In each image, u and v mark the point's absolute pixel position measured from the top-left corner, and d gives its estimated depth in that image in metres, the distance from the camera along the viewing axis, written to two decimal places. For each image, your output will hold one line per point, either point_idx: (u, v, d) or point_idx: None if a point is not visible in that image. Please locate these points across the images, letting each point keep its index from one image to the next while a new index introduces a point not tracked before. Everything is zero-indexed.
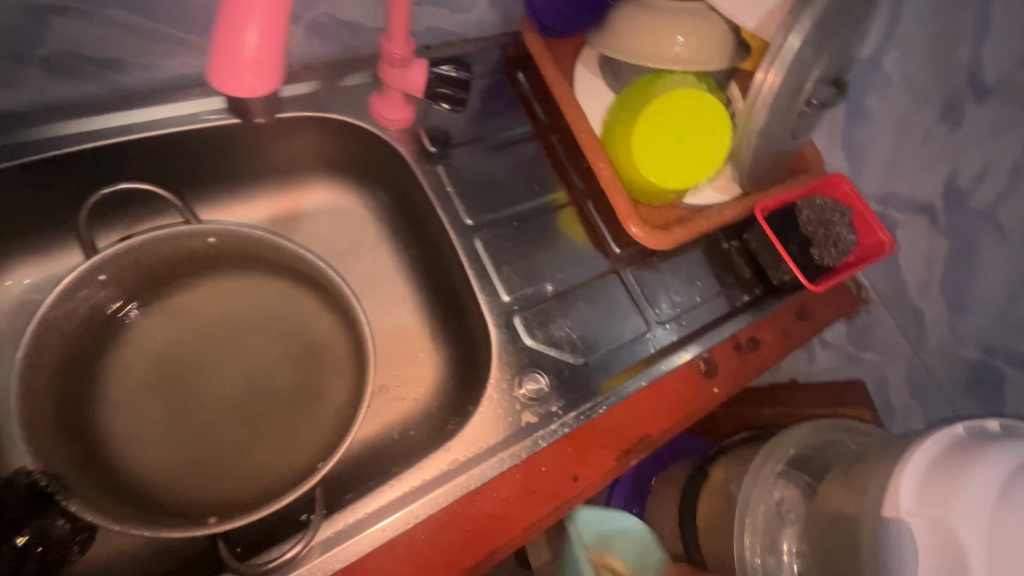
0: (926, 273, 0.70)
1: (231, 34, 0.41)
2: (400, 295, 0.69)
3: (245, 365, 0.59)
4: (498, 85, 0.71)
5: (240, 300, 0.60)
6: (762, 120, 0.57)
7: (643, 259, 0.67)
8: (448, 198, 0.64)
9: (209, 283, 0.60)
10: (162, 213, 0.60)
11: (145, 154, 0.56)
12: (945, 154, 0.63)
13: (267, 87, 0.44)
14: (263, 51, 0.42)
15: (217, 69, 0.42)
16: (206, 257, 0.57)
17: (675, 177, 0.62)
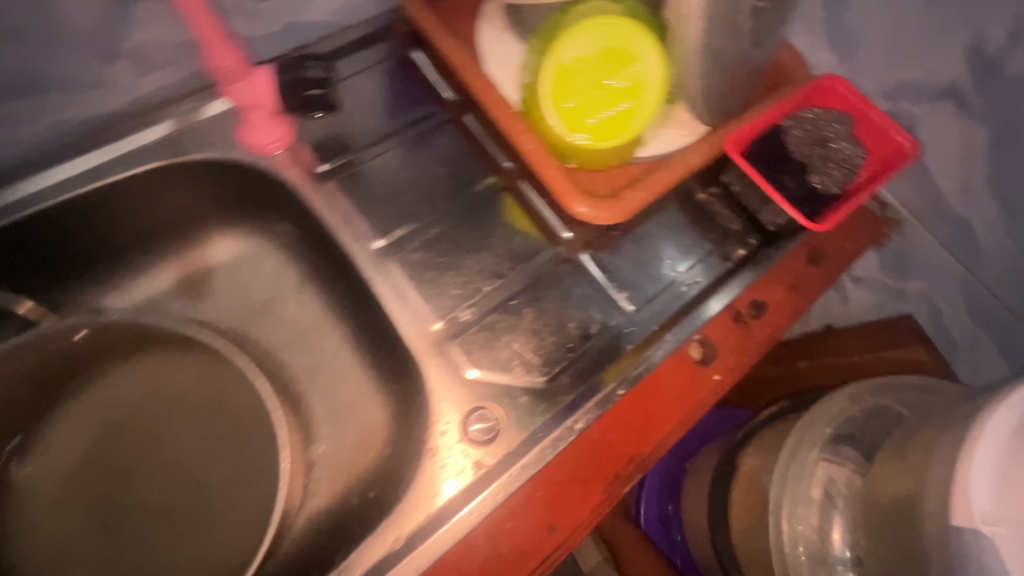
0: (966, 174, 0.55)
1: None
2: (336, 340, 0.60)
3: (169, 455, 0.51)
4: (393, 71, 0.60)
5: (154, 387, 0.52)
6: (699, 34, 0.44)
7: (600, 238, 0.56)
8: (351, 221, 0.54)
9: (116, 375, 0.52)
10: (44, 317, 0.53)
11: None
12: (962, 16, 0.48)
13: None
14: None
15: None
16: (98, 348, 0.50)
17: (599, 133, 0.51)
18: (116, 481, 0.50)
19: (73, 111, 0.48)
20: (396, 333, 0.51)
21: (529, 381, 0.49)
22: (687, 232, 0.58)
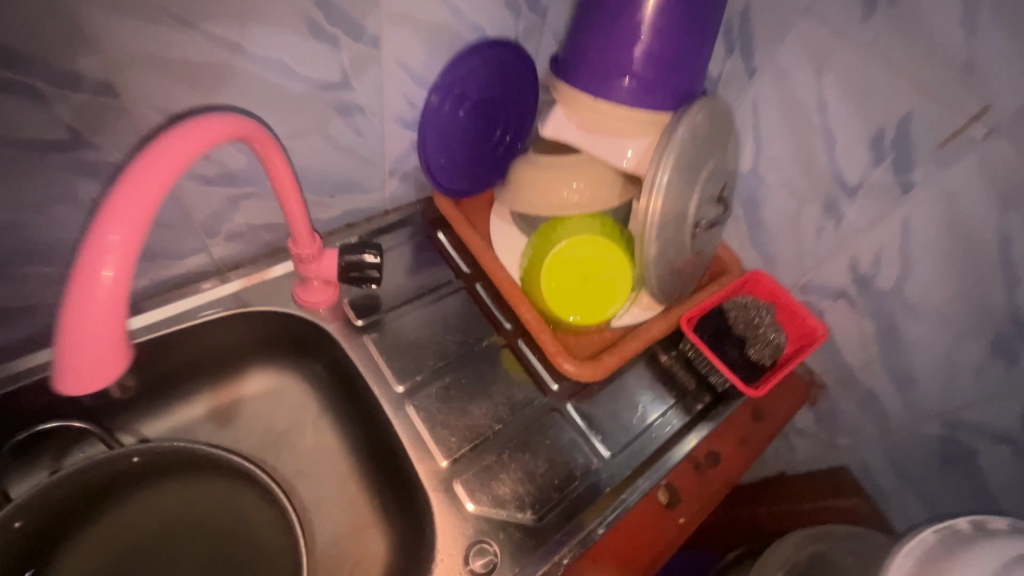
0: (864, 353, 0.71)
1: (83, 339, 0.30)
2: (344, 471, 0.67)
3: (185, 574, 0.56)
4: (420, 246, 0.76)
5: (164, 521, 0.58)
6: (655, 251, 0.61)
7: (582, 391, 0.67)
8: (379, 368, 0.64)
9: (125, 513, 0.57)
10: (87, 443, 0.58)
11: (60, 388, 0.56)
12: (841, 245, 0.68)
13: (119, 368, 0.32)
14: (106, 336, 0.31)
15: (68, 373, 0.31)
16: (119, 485, 0.56)
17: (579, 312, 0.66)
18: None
19: (170, 270, 0.60)
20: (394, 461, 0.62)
21: (521, 519, 0.56)
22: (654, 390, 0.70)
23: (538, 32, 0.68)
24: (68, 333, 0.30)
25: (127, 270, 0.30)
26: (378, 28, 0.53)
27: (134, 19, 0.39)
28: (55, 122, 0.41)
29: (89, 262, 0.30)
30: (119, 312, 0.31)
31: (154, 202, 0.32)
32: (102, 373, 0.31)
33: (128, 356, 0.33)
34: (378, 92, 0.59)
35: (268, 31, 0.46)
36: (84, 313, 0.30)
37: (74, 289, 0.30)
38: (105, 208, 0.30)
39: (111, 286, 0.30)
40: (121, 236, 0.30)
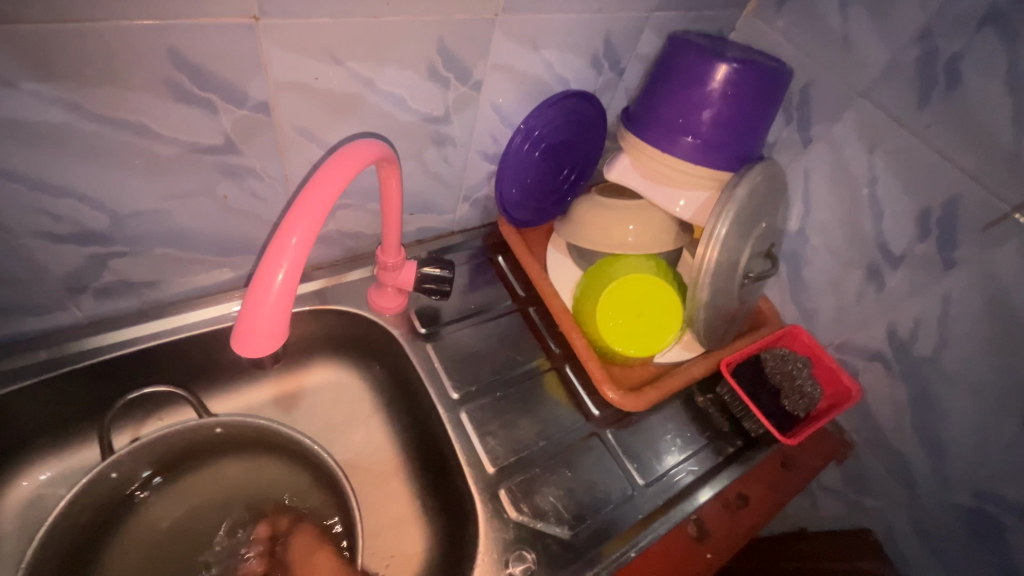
0: (897, 417, 0.73)
1: (251, 309, 0.34)
2: (391, 466, 0.71)
3: (241, 541, 0.61)
4: (481, 267, 0.82)
5: (225, 493, 0.63)
6: (706, 296, 0.66)
7: (622, 419, 0.71)
8: (437, 374, 0.70)
9: (194, 480, 0.63)
10: (178, 408, 0.66)
11: (156, 360, 0.62)
12: (881, 310, 0.71)
13: (274, 346, 0.35)
14: (275, 312, 0.34)
15: (239, 338, 0.35)
16: (200, 450, 0.63)
17: (635, 346, 0.69)
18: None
19: None
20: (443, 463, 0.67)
21: (559, 531, 0.60)
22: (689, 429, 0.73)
23: (613, 87, 0.75)
24: (242, 315, 0.34)
25: (298, 268, 0.34)
26: (483, 75, 0.60)
27: (299, 54, 0.47)
28: (217, 130, 0.49)
29: (270, 258, 0.34)
30: (285, 305, 0.34)
31: (324, 212, 0.36)
32: (261, 346, 0.34)
33: (282, 342, 0.35)
34: (470, 128, 0.66)
35: (396, 71, 0.53)
36: (259, 302, 0.34)
37: (254, 281, 0.34)
38: (288, 214, 0.35)
39: (282, 281, 0.34)
40: (299, 239, 0.35)
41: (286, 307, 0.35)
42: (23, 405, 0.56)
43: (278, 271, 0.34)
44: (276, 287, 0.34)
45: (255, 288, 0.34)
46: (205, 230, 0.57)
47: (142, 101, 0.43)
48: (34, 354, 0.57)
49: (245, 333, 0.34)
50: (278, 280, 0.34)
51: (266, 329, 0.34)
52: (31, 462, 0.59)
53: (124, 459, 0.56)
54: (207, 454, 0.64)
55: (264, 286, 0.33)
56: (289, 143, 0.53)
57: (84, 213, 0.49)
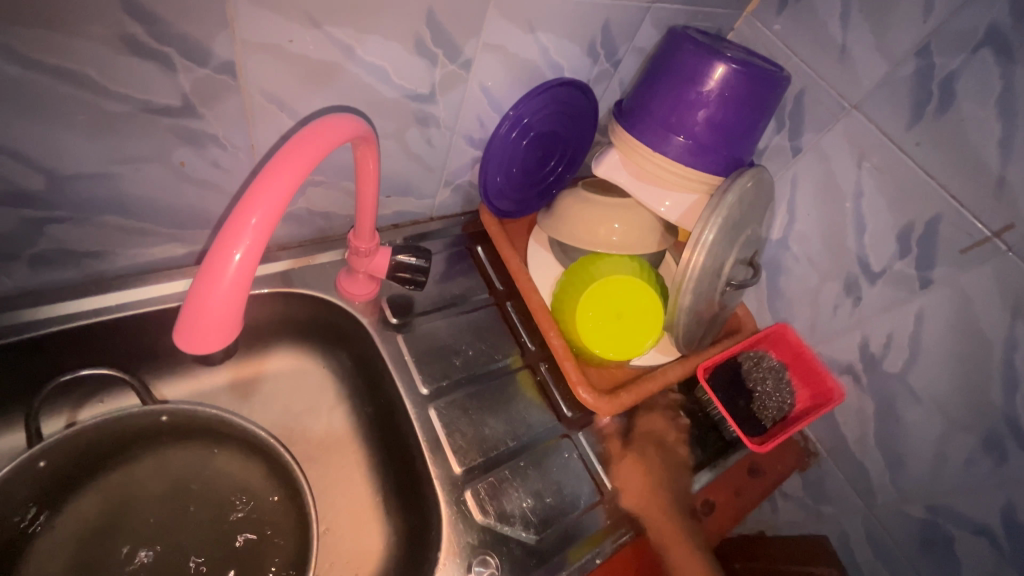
0: (861, 429, 0.74)
1: (201, 294, 0.30)
2: (356, 460, 0.68)
3: (185, 535, 0.57)
4: (458, 256, 0.78)
5: (171, 488, 0.59)
6: (689, 302, 0.64)
7: (595, 421, 0.70)
8: (407, 367, 0.66)
9: (136, 473, 0.59)
10: (122, 392, 0.61)
11: (98, 338, 0.57)
12: (855, 324, 0.72)
13: (227, 337, 0.31)
14: (230, 298, 0.30)
15: (185, 327, 0.31)
16: (142, 439, 0.58)
17: (615, 349, 0.68)
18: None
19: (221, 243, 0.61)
20: (409, 463, 0.64)
21: (524, 535, 0.59)
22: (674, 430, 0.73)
23: (607, 78, 0.72)
24: (191, 301, 0.30)
25: (258, 252, 0.30)
26: (473, 53, 0.56)
27: (273, 12, 0.42)
28: (176, 90, 0.44)
29: (227, 239, 0.31)
30: (241, 292, 0.31)
31: (291, 190, 0.32)
32: (211, 336, 0.31)
33: (236, 334, 0.32)
34: (457, 109, 0.62)
35: (380, 40, 0.49)
36: (211, 287, 0.30)
37: (207, 263, 0.30)
38: (249, 189, 0.31)
39: (239, 264, 0.30)
40: (261, 218, 0.31)
41: (242, 293, 0.31)
42: None
43: (234, 253, 0.30)
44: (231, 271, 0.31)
45: (207, 271, 0.30)
46: (157, 199, 0.51)
47: (84, 48, 0.38)
48: None
49: (192, 321, 0.30)
50: (234, 262, 0.30)
51: (219, 317, 0.30)
52: None
53: (53, 449, 0.51)
54: (153, 444, 0.59)
55: (217, 269, 0.29)
56: (257, 110, 0.48)
57: (13, 172, 0.43)
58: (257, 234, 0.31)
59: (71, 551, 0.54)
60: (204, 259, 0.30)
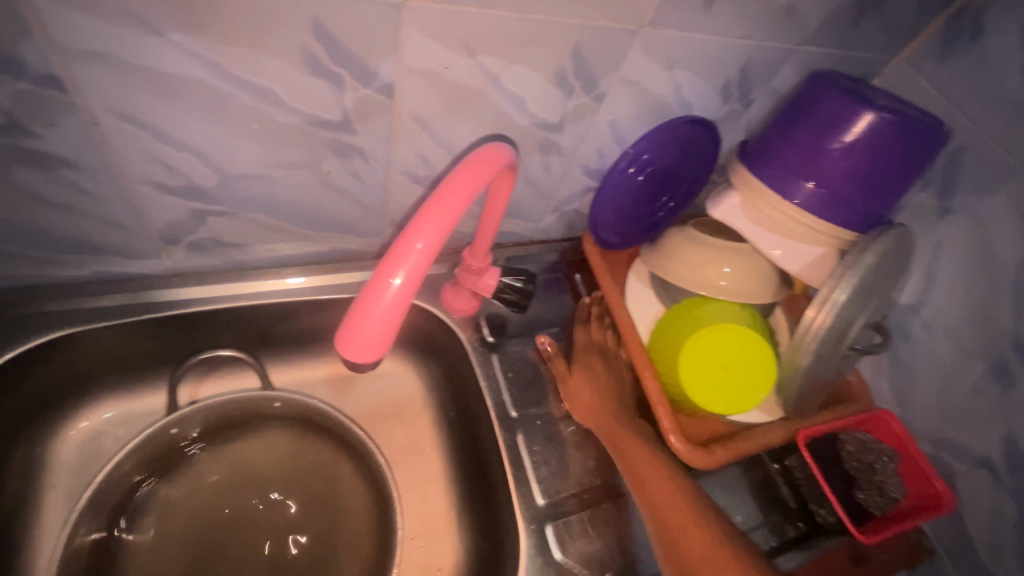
0: (994, 534, 0.65)
1: (364, 313, 0.33)
2: (438, 472, 0.69)
3: (274, 518, 0.60)
4: (555, 282, 0.78)
5: (273, 471, 0.62)
6: (807, 362, 0.61)
7: (683, 472, 0.66)
8: (498, 388, 0.67)
9: (244, 451, 0.62)
10: (238, 373, 0.66)
11: (228, 321, 0.62)
12: (999, 413, 0.63)
13: (377, 354, 0.34)
14: (386, 320, 0.33)
15: (344, 340, 0.34)
16: (252, 419, 0.63)
17: (723, 403, 0.64)
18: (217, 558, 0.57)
19: (342, 246, 0.65)
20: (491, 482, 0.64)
21: None
22: (765, 498, 0.68)
23: (735, 118, 0.70)
24: (352, 317, 0.33)
25: (418, 277, 0.33)
26: (608, 87, 0.56)
27: (437, 42, 0.45)
28: (339, 107, 0.47)
29: (391, 263, 0.34)
30: (396, 314, 0.33)
31: (451, 222, 0.35)
32: (365, 352, 0.34)
33: (384, 352, 0.35)
34: (580, 139, 0.62)
35: (525, 71, 0.50)
36: (373, 305, 0.33)
37: (371, 283, 0.33)
38: (415, 217, 0.34)
39: (399, 288, 0.33)
40: (423, 244, 0.34)
41: (397, 315, 0.34)
42: (95, 343, 0.58)
43: (396, 275, 0.33)
44: (390, 293, 0.33)
45: (370, 291, 0.34)
46: (301, 202, 0.56)
47: (275, 66, 0.42)
48: (117, 296, 0.58)
49: (351, 334, 0.33)
50: (394, 286, 0.33)
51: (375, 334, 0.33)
52: (98, 397, 0.61)
53: (186, 418, 0.58)
54: (263, 425, 0.64)
55: (382, 288, 0.32)
56: (402, 129, 0.51)
57: (195, 168, 0.48)
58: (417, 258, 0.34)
59: (178, 517, 0.58)
60: (369, 280, 0.33)
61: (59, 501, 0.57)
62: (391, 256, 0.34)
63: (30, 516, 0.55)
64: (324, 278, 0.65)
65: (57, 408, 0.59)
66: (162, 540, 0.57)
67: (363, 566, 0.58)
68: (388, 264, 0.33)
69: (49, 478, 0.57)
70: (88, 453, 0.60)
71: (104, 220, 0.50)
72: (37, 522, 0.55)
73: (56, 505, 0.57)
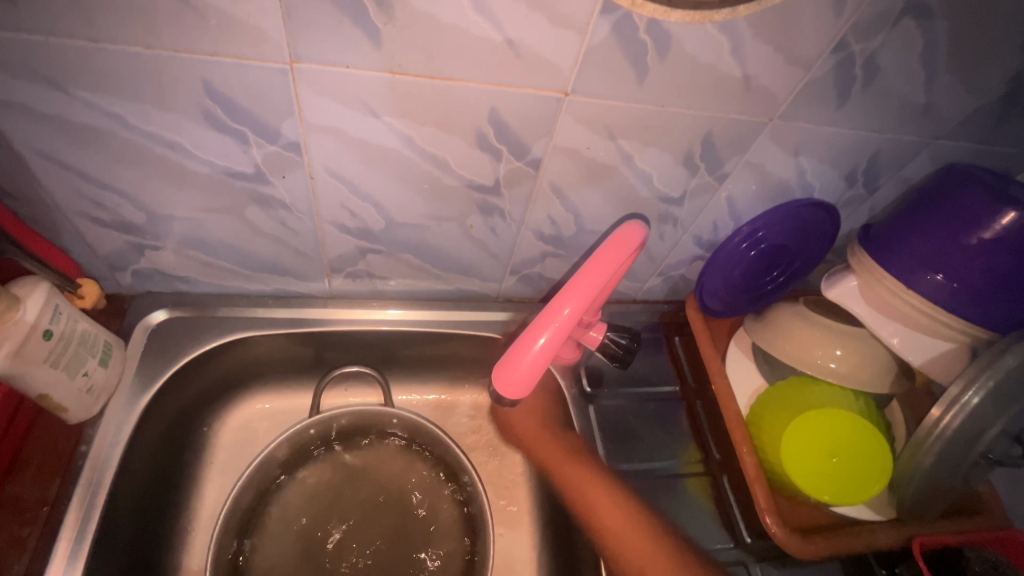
0: None
1: (515, 357, 0.48)
2: (529, 552, 0.70)
3: (377, 525, 0.67)
4: (655, 342, 0.80)
5: (381, 527, 0.67)
6: (930, 462, 0.58)
7: (777, 558, 0.63)
8: (592, 438, 0.70)
9: (360, 500, 0.68)
10: (365, 387, 0.76)
11: (366, 341, 0.72)
12: None
13: (519, 393, 0.48)
14: (531, 367, 0.47)
15: (499, 376, 0.49)
16: (369, 433, 0.71)
17: (831, 492, 0.62)
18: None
19: (466, 288, 0.73)
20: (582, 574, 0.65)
21: None
22: None
23: (858, 203, 0.70)
24: (507, 359, 0.48)
25: (557, 339, 0.46)
26: (732, 168, 0.60)
27: (586, 127, 0.52)
28: (493, 175, 0.55)
29: (539, 326, 0.48)
30: (538, 364, 0.47)
31: (589, 296, 0.46)
32: (513, 388, 0.48)
33: (525, 391, 0.48)
34: (697, 212, 0.66)
35: (657, 153, 0.56)
36: (522, 354, 0.48)
37: (525, 336, 0.48)
38: (565, 289, 0.47)
39: (541, 346, 0.47)
40: (567, 312, 0.46)
41: (539, 366, 0.48)
42: (261, 347, 0.69)
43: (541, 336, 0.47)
44: (535, 348, 0.47)
45: (522, 342, 0.48)
46: (443, 248, 0.64)
47: (455, 142, 0.51)
48: (285, 310, 0.69)
49: (504, 373, 0.48)
50: (538, 344, 0.47)
51: (522, 377, 0.47)
52: (254, 391, 0.73)
53: (323, 421, 0.67)
54: (384, 475, 0.70)
55: (530, 344, 0.46)
56: (540, 196, 0.59)
57: (369, 215, 0.58)
58: (560, 322, 0.47)
59: (302, 510, 0.67)
60: (523, 334, 0.48)
61: (213, 477, 0.68)
62: (541, 320, 0.48)
63: (192, 486, 0.66)
64: (446, 314, 0.73)
65: (224, 397, 0.70)
66: (287, 526, 0.66)
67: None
68: (539, 325, 0.47)
69: (211, 454, 0.69)
70: (239, 438, 0.71)
71: (294, 249, 0.62)
72: (196, 492, 0.66)
73: (210, 481, 0.67)
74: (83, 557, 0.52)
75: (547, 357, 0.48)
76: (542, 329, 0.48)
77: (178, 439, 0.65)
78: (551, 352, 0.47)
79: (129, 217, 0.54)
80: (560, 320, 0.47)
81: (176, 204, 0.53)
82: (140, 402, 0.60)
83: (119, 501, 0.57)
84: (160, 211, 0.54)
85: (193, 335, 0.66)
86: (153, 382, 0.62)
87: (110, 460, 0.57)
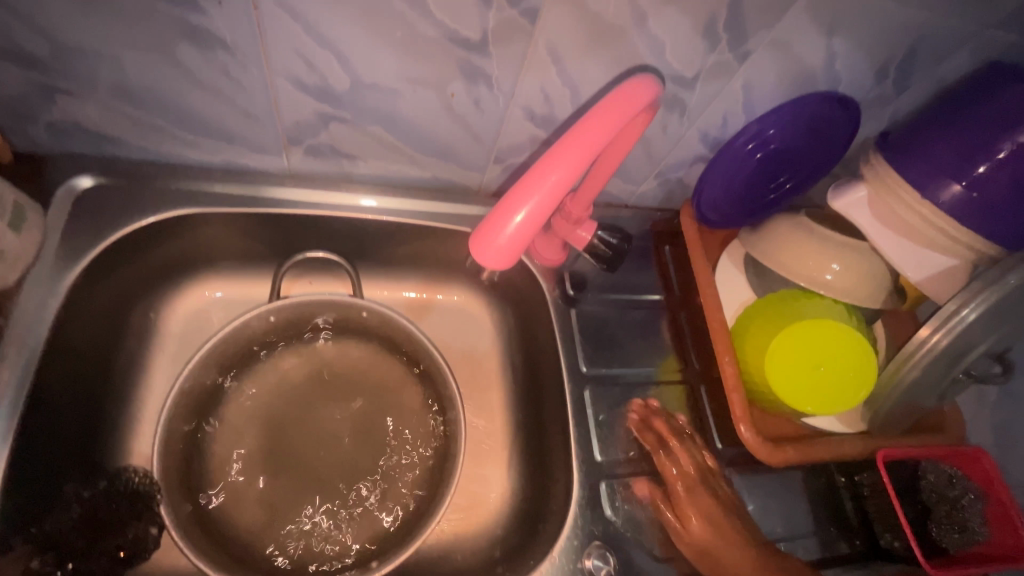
0: None
1: (493, 231, 0.44)
2: (500, 449, 0.69)
3: (343, 418, 0.64)
4: (645, 250, 0.75)
5: (347, 419, 0.64)
6: (912, 377, 0.57)
7: (744, 463, 0.64)
8: (572, 343, 0.67)
9: (325, 392, 0.65)
10: (335, 280, 0.71)
11: (332, 229, 0.65)
12: None
13: (500, 269, 0.45)
14: (512, 241, 0.43)
15: (474, 249, 0.45)
16: (336, 326, 0.66)
17: (813, 404, 0.61)
18: (280, 504, 0.60)
19: (445, 175, 0.65)
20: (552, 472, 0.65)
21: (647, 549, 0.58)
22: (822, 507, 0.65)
23: (883, 104, 0.63)
24: (483, 232, 0.44)
25: (539, 212, 0.42)
26: (756, 46, 0.52)
27: None
28: (479, 26, 0.46)
29: (518, 197, 0.43)
30: (518, 239, 0.43)
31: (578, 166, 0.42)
32: (491, 263, 0.44)
33: (503, 266, 0.45)
34: (708, 101, 0.59)
35: (675, 14, 0.47)
36: (500, 228, 0.43)
37: (503, 207, 0.43)
38: (549, 156, 0.42)
39: (520, 220, 0.43)
40: (552, 182, 0.42)
41: (521, 242, 0.44)
42: (211, 226, 0.62)
43: (520, 210, 0.43)
44: (513, 221, 0.43)
45: (499, 214, 0.43)
46: (419, 123, 0.56)
47: None
48: (237, 187, 0.61)
49: (480, 247, 0.44)
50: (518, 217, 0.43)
51: (500, 254, 0.44)
52: (206, 277, 0.66)
53: (283, 310, 0.61)
54: (354, 373, 0.66)
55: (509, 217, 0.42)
56: (534, 61, 0.50)
57: (331, 69, 0.49)
58: (543, 194, 0.43)
59: (263, 400, 0.63)
60: (500, 205, 0.43)
61: (164, 365, 0.63)
62: (522, 191, 0.43)
63: (141, 373, 0.62)
64: (422, 203, 0.66)
65: (172, 280, 0.64)
66: (248, 415, 0.63)
67: (424, 487, 0.62)
68: (520, 195, 0.43)
69: (159, 341, 0.63)
70: (192, 326, 0.65)
71: (241, 110, 0.52)
72: (146, 379, 0.62)
73: (161, 368, 0.63)
74: (14, 437, 0.49)
75: (527, 233, 0.44)
76: (522, 201, 0.43)
77: (120, 322, 0.60)
78: (532, 228, 0.44)
79: (28, 48, 0.44)
80: (542, 191, 0.43)
81: (88, 36, 0.44)
82: (67, 278, 0.54)
83: (50, 383, 0.52)
84: (66, 43, 0.44)
85: (129, 207, 0.58)
86: (85, 256, 0.55)
87: (38, 339, 0.51)
